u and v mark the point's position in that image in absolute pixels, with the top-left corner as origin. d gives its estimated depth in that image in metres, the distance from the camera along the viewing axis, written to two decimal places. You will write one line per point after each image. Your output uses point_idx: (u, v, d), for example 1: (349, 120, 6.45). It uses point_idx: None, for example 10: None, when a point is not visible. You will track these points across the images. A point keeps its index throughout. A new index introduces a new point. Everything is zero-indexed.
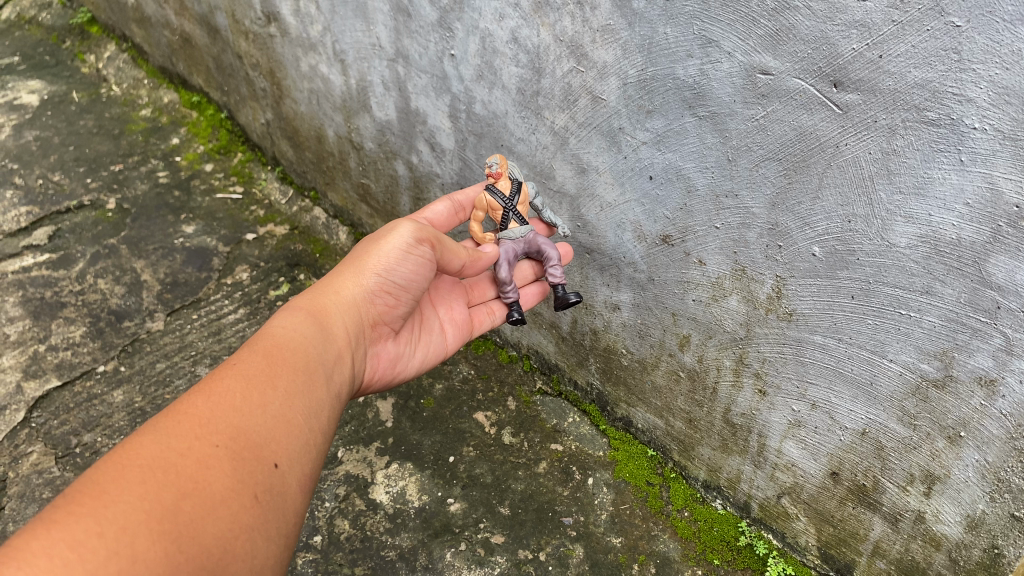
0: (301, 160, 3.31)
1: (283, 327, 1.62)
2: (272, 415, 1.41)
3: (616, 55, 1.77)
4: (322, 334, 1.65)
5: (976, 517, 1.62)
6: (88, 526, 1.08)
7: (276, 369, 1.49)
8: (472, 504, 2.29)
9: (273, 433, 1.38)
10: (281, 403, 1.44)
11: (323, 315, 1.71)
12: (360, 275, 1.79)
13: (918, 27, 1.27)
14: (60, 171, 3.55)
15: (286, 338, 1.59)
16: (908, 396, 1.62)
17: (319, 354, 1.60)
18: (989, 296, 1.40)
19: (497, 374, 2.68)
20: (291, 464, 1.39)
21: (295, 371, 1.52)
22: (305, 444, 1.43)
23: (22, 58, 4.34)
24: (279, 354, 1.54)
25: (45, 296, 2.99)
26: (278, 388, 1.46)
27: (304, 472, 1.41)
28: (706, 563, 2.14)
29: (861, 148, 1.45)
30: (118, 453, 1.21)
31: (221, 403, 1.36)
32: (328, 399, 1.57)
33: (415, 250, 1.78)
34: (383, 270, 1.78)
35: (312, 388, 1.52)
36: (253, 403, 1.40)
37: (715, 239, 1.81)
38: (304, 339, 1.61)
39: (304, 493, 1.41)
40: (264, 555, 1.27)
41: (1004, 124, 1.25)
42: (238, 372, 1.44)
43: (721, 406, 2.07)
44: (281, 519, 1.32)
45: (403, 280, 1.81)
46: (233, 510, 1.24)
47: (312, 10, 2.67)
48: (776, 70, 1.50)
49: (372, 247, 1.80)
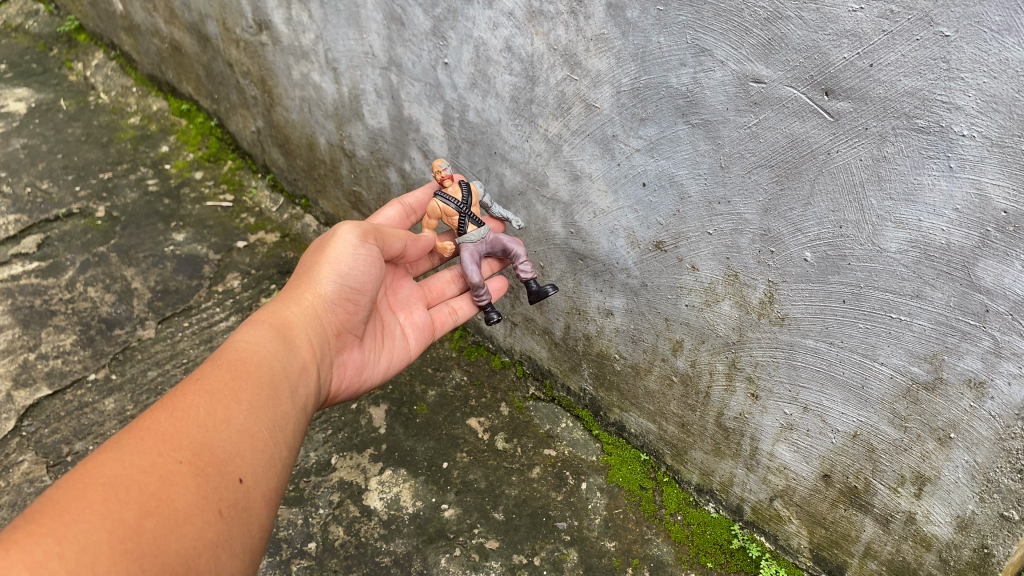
0: (292, 168, 3.32)
1: (246, 342, 1.60)
2: (237, 430, 1.39)
3: (610, 64, 1.79)
4: (285, 347, 1.64)
5: (966, 518, 1.65)
6: (48, 548, 1.06)
7: (238, 382, 1.47)
8: (466, 510, 2.29)
9: (238, 448, 1.37)
10: (246, 417, 1.42)
11: (287, 329, 1.70)
12: (317, 283, 1.80)
13: (908, 37, 1.31)
14: (48, 179, 3.53)
15: (249, 352, 1.57)
16: (899, 399, 1.65)
17: (282, 368, 1.59)
18: (978, 300, 1.43)
19: (490, 380, 2.70)
20: (256, 478, 1.37)
21: (260, 386, 1.50)
22: (270, 458, 1.42)
23: (9, 66, 4.32)
24: (242, 368, 1.51)
25: (35, 305, 2.97)
26: (242, 403, 1.44)
27: (269, 487, 1.40)
28: (699, 566, 2.16)
29: (851, 155, 1.48)
30: (79, 471, 1.19)
31: (184, 419, 1.34)
32: (294, 411, 1.55)
33: (362, 249, 1.84)
34: (337, 273, 1.81)
35: (276, 403, 1.50)
36: (217, 418, 1.38)
37: (708, 245, 1.83)
38: (265, 353, 1.59)
39: (270, 508, 1.39)
40: (232, 570, 1.25)
41: (993, 132, 1.28)
42: (202, 388, 1.42)
43: (714, 410, 2.09)
44: (247, 535, 1.31)
45: (360, 284, 1.85)
46: (198, 527, 1.22)
47: (304, 18, 2.69)
48: (768, 78, 1.53)
49: (320, 253, 1.83)
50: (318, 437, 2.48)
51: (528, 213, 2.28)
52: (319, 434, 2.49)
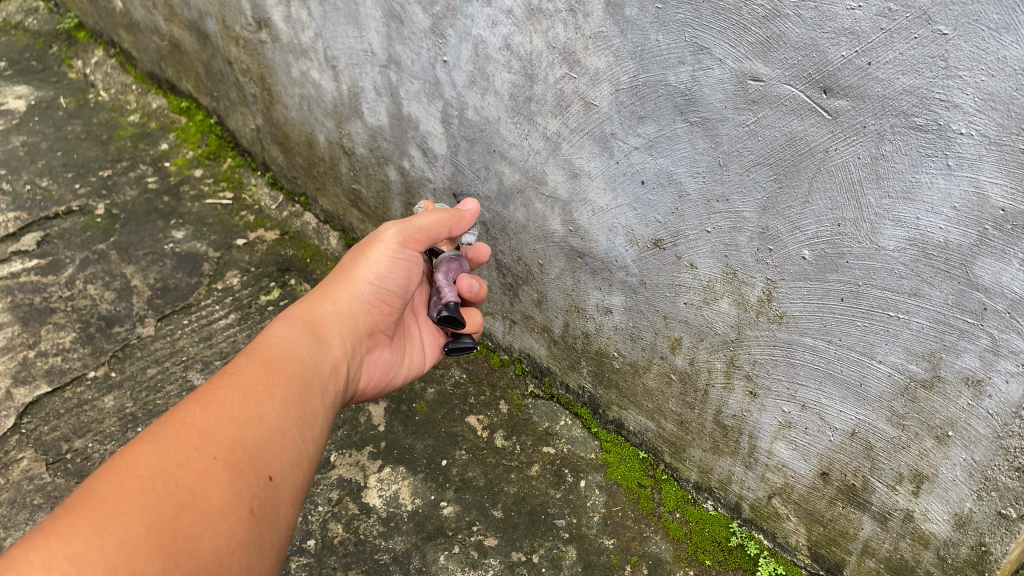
0: (291, 166, 3.32)
1: (282, 334, 1.60)
2: (270, 426, 1.39)
3: (608, 61, 1.79)
4: (320, 344, 1.64)
5: (963, 516, 1.65)
6: (87, 540, 1.07)
7: (275, 377, 1.47)
8: (465, 507, 2.30)
9: (270, 445, 1.37)
10: (279, 413, 1.42)
11: (322, 327, 1.69)
12: (355, 282, 1.78)
13: (906, 35, 1.31)
14: (48, 177, 3.54)
15: (285, 346, 1.56)
16: (897, 397, 1.65)
17: (317, 365, 1.58)
18: (976, 298, 1.43)
19: (490, 378, 2.70)
20: (285, 475, 1.37)
21: (295, 381, 1.49)
22: (299, 455, 1.42)
23: (9, 63, 4.32)
24: (278, 363, 1.51)
25: (34, 302, 2.98)
26: (276, 398, 1.43)
27: (297, 484, 1.40)
28: (697, 564, 2.16)
29: (850, 153, 1.48)
30: (117, 462, 1.19)
31: (221, 413, 1.34)
32: (325, 409, 1.55)
33: (401, 254, 1.84)
34: (375, 275, 1.80)
35: (309, 399, 1.50)
36: (252, 413, 1.37)
37: (706, 243, 1.83)
38: (302, 348, 1.58)
39: (296, 505, 1.39)
40: (259, 568, 1.26)
41: (990, 130, 1.28)
42: (239, 382, 1.41)
43: (712, 408, 2.09)
44: (274, 532, 1.31)
45: (396, 286, 1.84)
46: (230, 525, 1.23)
47: (304, 16, 2.69)
48: (766, 76, 1.53)
49: (360, 253, 1.82)
50: None
51: (527, 211, 2.28)
52: None
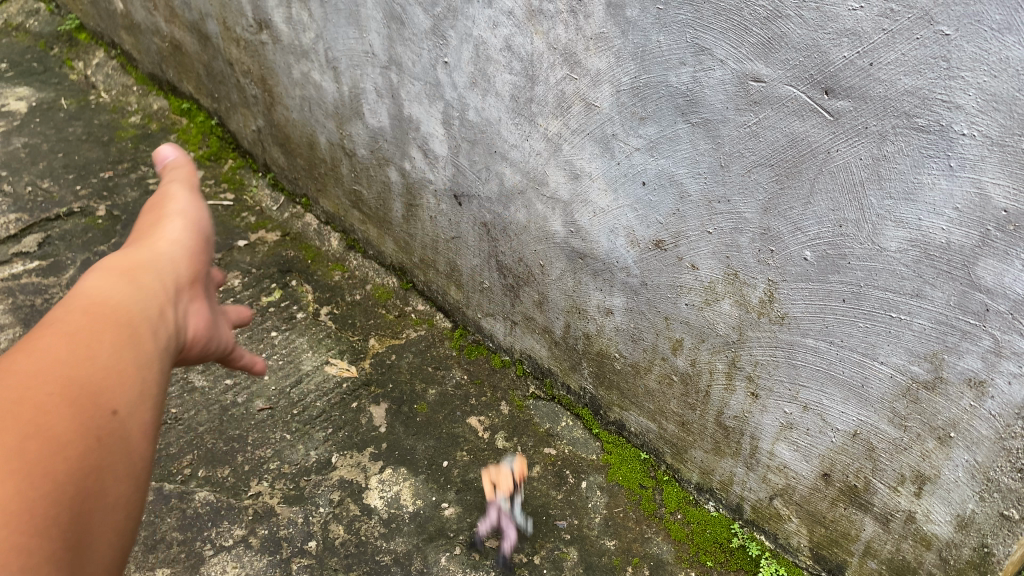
0: (292, 167, 3.31)
1: (90, 283, 1.17)
2: (105, 365, 1.06)
3: (609, 62, 1.80)
4: (153, 283, 1.24)
5: (966, 517, 1.64)
6: None
7: (104, 314, 1.12)
8: (466, 508, 2.30)
9: (111, 374, 1.05)
10: (125, 350, 1.10)
11: (137, 274, 1.23)
12: (167, 227, 1.39)
13: (908, 35, 1.32)
14: (49, 178, 3.54)
15: (115, 279, 1.21)
16: (899, 398, 1.64)
17: (170, 289, 1.27)
18: (978, 299, 1.43)
19: (491, 379, 2.69)
20: (131, 411, 1.05)
21: (138, 317, 1.16)
22: (145, 382, 1.09)
23: (10, 65, 4.32)
24: (108, 303, 1.14)
25: (36, 303, 2.98)
26: (110, 336, 1.09)
27: (144, 422, 1.07)
28: (699, 565, 2.15)
29: (852, 154, 1.49)
30: None
31: (42, 360, 1.01)
32: (180, 332, 1.25)
33: (198, 201, 1.52)
34: (188, 214, 1.45)
35: (167, 326, 1.21)
36: (82, 358, 1.04)
37: (708, 244, 1.83)
38: (134, 286, 1.21)
39: (150, 439, 1.08)
40: (123, 507, 1.01)
41: (993, 131, 1.29)
42: (54, 331, 1.05)
43: (714, 409, 2.08)
44: (129, 460, 1.03)
45: (210, 225, 1.49)
46: (76, 456, 0.96)
47: (305, 17, 2.70)
48: (768, 77, 1.54)
49: (158, 208, 1.49)
50: (319, 437, 2.51)
51: (528, 212, 2.27)
52: (320, 433, 2.51)
